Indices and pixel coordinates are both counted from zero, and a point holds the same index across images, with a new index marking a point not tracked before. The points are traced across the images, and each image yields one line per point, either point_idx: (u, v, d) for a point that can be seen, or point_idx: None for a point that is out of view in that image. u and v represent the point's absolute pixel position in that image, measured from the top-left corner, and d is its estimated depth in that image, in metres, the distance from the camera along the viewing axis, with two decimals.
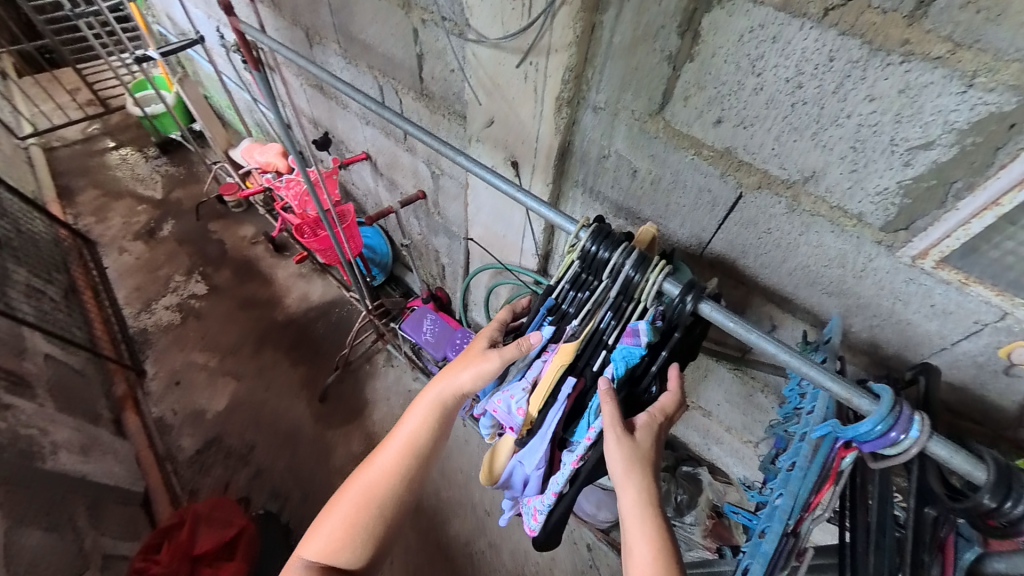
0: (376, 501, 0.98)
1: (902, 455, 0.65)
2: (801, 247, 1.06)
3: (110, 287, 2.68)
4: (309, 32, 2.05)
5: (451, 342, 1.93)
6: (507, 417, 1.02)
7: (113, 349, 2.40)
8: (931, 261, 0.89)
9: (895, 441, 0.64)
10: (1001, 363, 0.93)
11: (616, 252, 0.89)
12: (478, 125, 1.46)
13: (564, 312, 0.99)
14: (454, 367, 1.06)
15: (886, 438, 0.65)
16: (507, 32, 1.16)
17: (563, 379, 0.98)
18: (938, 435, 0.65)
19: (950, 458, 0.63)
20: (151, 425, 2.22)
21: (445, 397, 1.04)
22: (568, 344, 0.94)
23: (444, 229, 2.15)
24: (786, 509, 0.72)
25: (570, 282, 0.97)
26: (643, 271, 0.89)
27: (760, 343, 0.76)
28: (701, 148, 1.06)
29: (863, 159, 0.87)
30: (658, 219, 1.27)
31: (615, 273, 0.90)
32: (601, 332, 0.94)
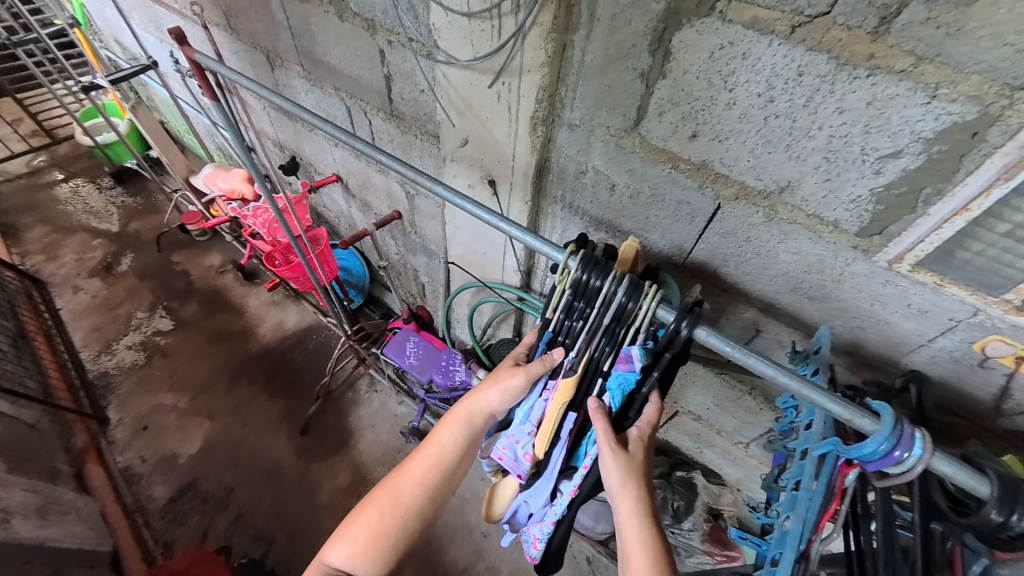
0: (398, 519, 0.92)
1: (908, 473, 0.67)
2: (781, 256, 1.06)
3: (65, 330, 2.50)
4: (269, 55, 1.99)
5: (436, 365, 1.87)
6: (514, 463, 1.11)
7: (71, 397, 2.23)
8: (908, 265, 0.89)
9: (900, 461, 0.67)
10: (977, 357, 0.92)
11: (608, 279, 0.86)
12: (452, 146, 1.43)
13: (563, 344, 0.98)
14: (483, 384, 1.02)
15: (891, 457, 0.67)
16: (478, 54, 1.14)
17: (566, 416, 1.01)
18: (940, 452, 0.67)
19: (954, 473, 0.65)
20: (117, 477, 2.07)
21: (474, 413, 1.00)
22: (567, 380, 0.95)
23: (423, 249, 2.10)
24: (797, 534, 0.77)
25: (563, 311, 0.94)
26: (636, 298, 0.85)
27: (757, 365, 0.75)
28: (678, 162, 1.06)
29: (836, 169, 0.86)
30: (639, 232, 1.26)
31: (608, 301, 0.86)
32: (597, 360, 0.93)
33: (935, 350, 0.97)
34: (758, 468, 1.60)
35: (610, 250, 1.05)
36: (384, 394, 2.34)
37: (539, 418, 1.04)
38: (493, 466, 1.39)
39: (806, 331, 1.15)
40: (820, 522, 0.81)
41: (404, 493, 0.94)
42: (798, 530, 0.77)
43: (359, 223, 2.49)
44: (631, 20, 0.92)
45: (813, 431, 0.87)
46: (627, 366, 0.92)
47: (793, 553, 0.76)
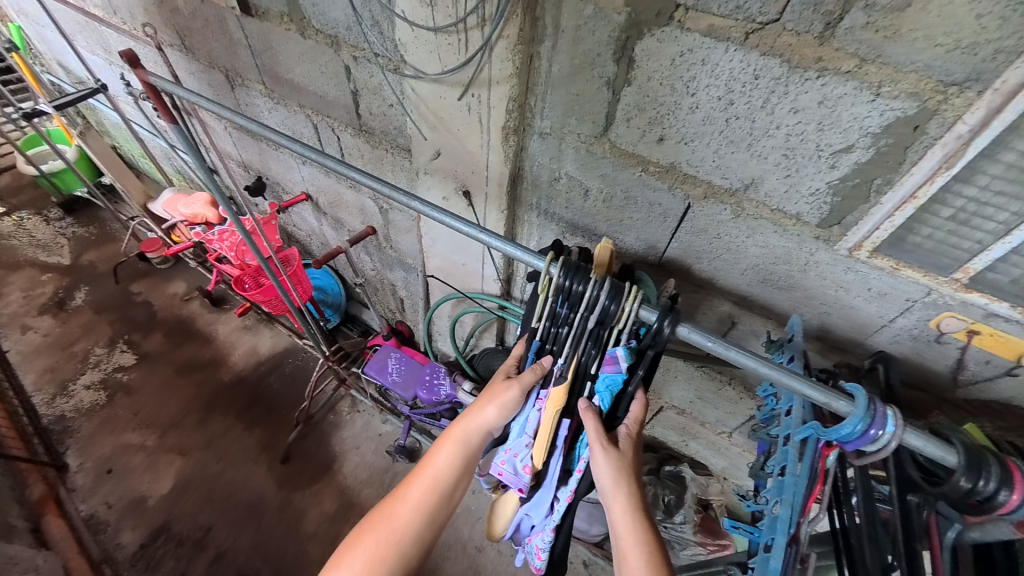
0: (396, 547, 0.89)
1: (883, 450, 0.71)
2: (750, 250, 1.10)
3: (14, 373, 2.33)
4: (229, 74, 1.94)
5: (420, 380, 1.84)
6: (514, 477, 1.10)
7: (24, 445, 2.07)
8: (866, 252, 0.94)
9: (875, 438, 0.70)
10: (932, 333, 0.98)
11: (590, 285, 0.87)
12: (425, 159, 1.43)
13: (552, 351, 0.99)
14: (478, 401, 1.01)
15: (867, 435, 0.70)
16: (446, 68, 1.15)
17: (560, 423, 1.02)
18: (911, 427, 0.71)
19: (925, 446, 0.69)
20: (80, 527, 1.93)
21: (470, 433, 0.99)
22: (558, 388, 0.95)
23: (399, 263, 2.07)
24: (787, 519, 0.80)
25: (548, 319, 0.95)
26: (619, 300, 0.86)
27: (738, 358, 0.77)
28: (648, 165, 1.10)
29: (795, 165, 0.91)
30: (614, 234, 1.29)
31: (591, 305, 0.87)
32: (585, 365, 0.95)
33: (895, 329, 1.03)
34: (742, 456, 1.64)
35: (587, 253, 1.06)
36: (368, 413, 2.27)
37: (533, 430, 1.04)
38: (492, 482, 1.42)
39: (778, 320, 1.20)
40: (808, 505, 0.83)
41: (402, 518, 0.92)
42: (787, 515, 0.80)
43: (331, 241, 2.43)
44: (594, 31, 0.95)
45: (793, 416, 0.90)
46: (613, 367, 0.94)
47: (784, 537, 0.78)
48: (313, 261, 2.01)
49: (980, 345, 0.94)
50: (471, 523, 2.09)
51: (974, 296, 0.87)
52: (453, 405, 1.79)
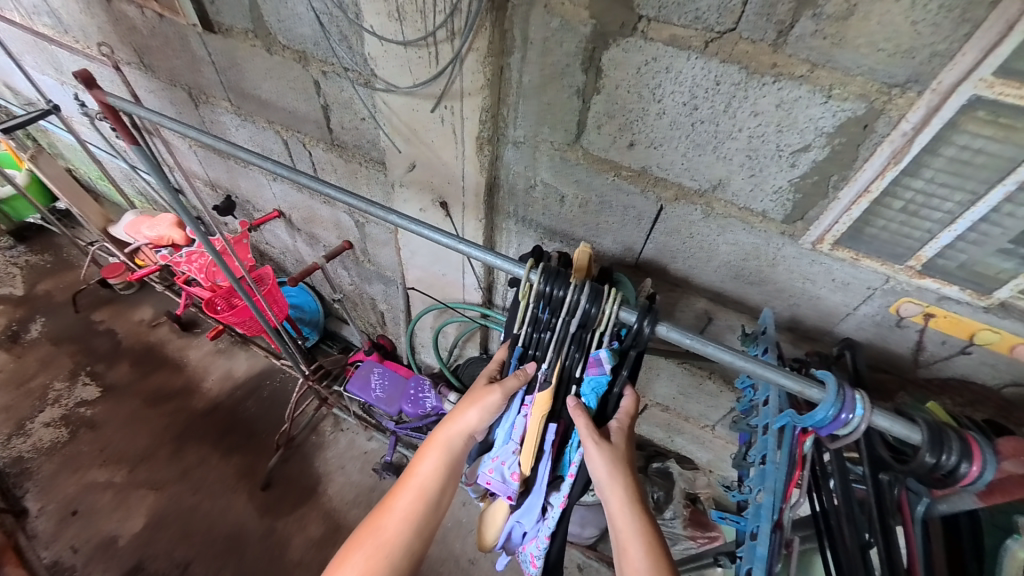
0: (385, 561, 0.87)
1: (854, 433, 0.74)
2: (722, 248, 1.14)
3: None
4: (192, 92, 1.89)
5: (404, 395, 1.81)
6: (503, 485, 1.09)
7: None
8: (828, 244, 0.99)
9: (846, 422, 0.73)
10: (893, 318, 1.04)
11: (570, 289, 0.88)
12: (400, 171, 1.42)
13: (535, 357, 0.99)
14: (461, 407, 1.01)
15: (839, 420, 0.73)
16: (418, 81, 1.16)
17: (547, 427, 1.03)
18: (879, 409, 0.74)
19: (892, 426, 0.73)
20: None
21: (454, 438, 0.99)
22: (543, 394, 0.95)
23: (378, 277, 2.05)
24: (770, 505, 0.82)
25: (531, 325, 0.95)
26: (599, 303, 0.87)
27: (715, 353, 0.79)
28: (620, 170, 1.13)
29: (759, 165, 0.96)
30: (591, 238, 1.32)
31: (573, 309, 0.88)
32: (569, 368, 0.95)
33: (859, 316, 1.08)
34: (725, 448, 1.68)
35: (566, 258, 1.07)
36: (352, 431, 2.22)
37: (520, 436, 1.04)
38: (480, 492, 1.40)
39: (751, 314, 1.24)
40: (789, 489, 0.86)
41: (390, 529, 0.90)
42: (769, 502, 0.82)
43: (306, 258, 2.38)
44: (562, 42, 0.98)
45: (770, 406, 0.93)
46: (597, 369, 0.95)
47: (768, 523, 0.80)
48: (287, 279, 1.96)
49: (937, 327, 1.00)
50: (463, 536, 2.06)
51: (927, 281, 0.93)
52: (439, 417, 1.77)
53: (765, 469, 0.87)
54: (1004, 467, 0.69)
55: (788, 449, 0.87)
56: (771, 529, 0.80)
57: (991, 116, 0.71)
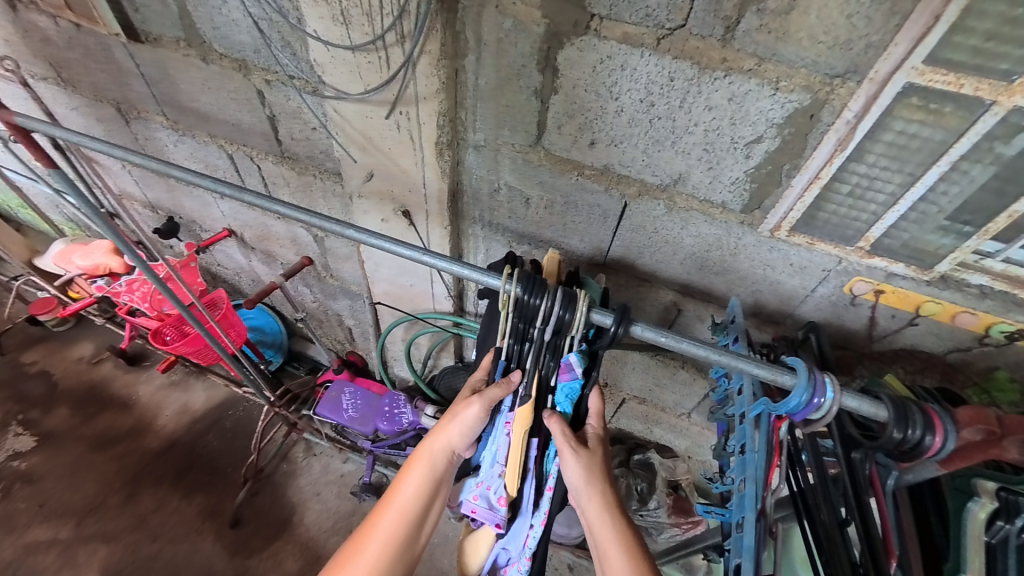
0: None
1: (826, 416, 0.76)
2: (687, 240, 1.16)
3: None
4: (121, 107, 1.74)
5: (379, 412, 1.74)
6: (489, 512, 1.06)
7: None
8: (785, 231, 1.02)
9: (819, 406, 0.75)
10: (847, 297, 1.09)
11: (545, 297, 0.86)
12: (357, 182, 1.37)
13: (513, 369, 0.97)
14: (442, 421, 0.96)
15: (812, 404, 0.76)
16: (369, 87, 1.11)
17: (529, 443, 1.01)
18: (847, 389, 0.77)
19: (860, 406, 0.76)
20: None
21: (436, 454, 0.95)
22: (524, 406, 0.94)
23: (343, 292, 1.97)
24: (754, 494, 0.84)
25: (510, 335, 0.93)
26: (572, 309, 0.86)
27: (690, 348, 0.80)
28: (583, 169, 1.13)
29: (716, 158, 0.98)
30: (559, 239, 1.31)
31: (548, 317, 0.87)
32: (545, 377, 0.95)
33: (817, 296, 1.13)
34: (701, 434, 1.72)
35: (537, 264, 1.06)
36: (325, 455, 2.11)
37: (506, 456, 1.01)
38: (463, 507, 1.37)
39: (717, 302, 1.28)
40: (772, 474, 0.88)
41: (370, 554, 0.86)
42: (752, 492, 0.84)
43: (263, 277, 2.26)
44: (516, 43, 0.96)
45: (745, 395, 0.95)
46: (570, 376, 0.96)
47: (753, 513, 0.83)
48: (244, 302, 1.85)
49: (887, 302, 1.06)
50: (451, 551, 2.01)
51: (876, 260, 0.98)
52: (417, 431, 1.71)
53: (746, 457, 0.89)
54: (964, 435, 0.73)
55: (767, 437, 0.88)
56: (756, 518, 0.82)
57: (922, 102, 0.75)
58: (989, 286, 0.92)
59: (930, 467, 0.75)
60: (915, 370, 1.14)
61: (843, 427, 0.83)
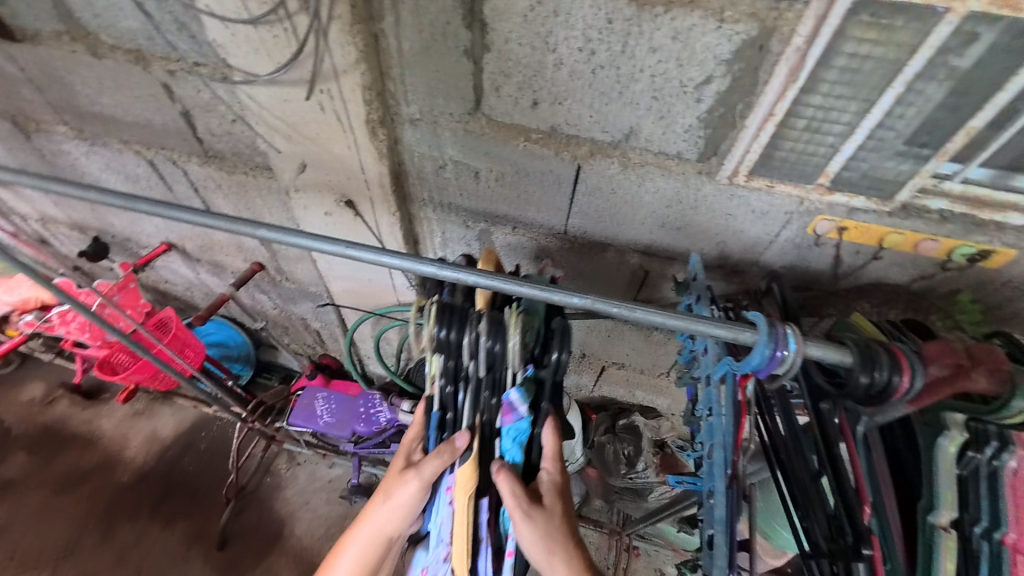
0: None
1: (791, 369, 0.73)
2: (646, 198, 1.09)
3: None
4: (15, 120, 1.55)
5: (356, 415, 1.68)
6: None
7: None
8: (743, 176, 0.96)
9: (782, 360, 0.72)
10: (811, 239, 1.04)
11: (465, 331, 0.88)
12: (291, 174, 1.26)
13: (453, 413, 0.97)
14: (377, 501, 0.97)
15: (775, 359, 0.72)
16: (280, 64, 0.99)
17: (479, 505, 0.95)
18: (810, 338, 0.74)
19: (824, 354, 0.73)
20: None
21: (369, 545, 0.97)
22: (464, 468, 0.91)
23: (302, 294, 1.86)
24: (724, 461, 0.82)
25: (443, 380, 0.94)
26: (500, 339, 0.86)
27: (645, 316, 0.75)
28: (529, 134, 1.05)
29: (666, 105, 0.91)
30: (515, 213, 1.24)
31: (475, 348, 0.87)
32: (488, 420, 0.95)
33: (782, 243, 1.08)
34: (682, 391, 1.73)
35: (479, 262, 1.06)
36: (310, 463, 2.05)
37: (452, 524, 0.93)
38: None
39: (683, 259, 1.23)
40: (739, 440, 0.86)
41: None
42: (722, 458, 0.83)
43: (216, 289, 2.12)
44: None
45: (709, 356, 0.92)
46: (513, 417, 0.93)
47: (722, 481, 0.82)
48: (194, 318, 1.72)
49: (849, 239, 1.02)
50: None
51: (837, 196, 0.94)
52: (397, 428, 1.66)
53: (713, 422, 0.87)
54: (931, 372, 0.72)
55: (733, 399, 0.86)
56: (727, 484, 0.82)
57: (872, 19, 0.70)
58: (947, 209, 0.91)
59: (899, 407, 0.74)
60: (881, 303, 1.14)
61: (812, 377, 0.85)
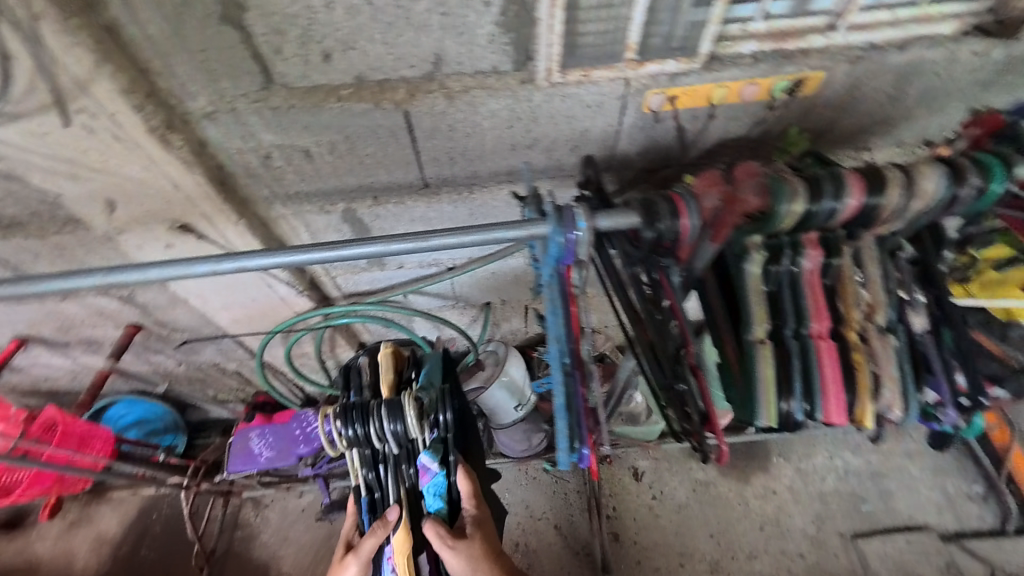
0: None
1: (586, 248, 0.77)
2: (484, 122, 1.02)
3: None
4: None
5: (295, 440, 1.55)
6: None
7: None
8: (556, 71, 0.92)
9: (577, 241, 0.76)
10: (650, 117, 1.04)
11: (363, 425, 1.04)
12: (103, 217, 1.10)
13: (379, 490, 1.14)
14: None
15: (570, 242, 0.76)
16: (5, 92, 0.82)
17: (419, 561, 1.10)
18: (598, 213, 0.78)
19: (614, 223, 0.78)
20: None
21: None
22: (398, 533, 1.06)
23: (198, 341, 1.70)
24: (559, 353, 0.88)
25: (363, 466, 1.12)
26: (398, 414, 1.04)
27: (441, 242, 0.76)
28: (338, 92, 0.95)
29: (458, 19, 0.84)
30: (367, 181, 1.15)
31: (379, 436, 1.05)
32: (409, 487, 1.13)
33: (627, 129, 1.08)
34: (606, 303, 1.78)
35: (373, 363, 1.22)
36: (277, 501, 1.95)
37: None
38: None
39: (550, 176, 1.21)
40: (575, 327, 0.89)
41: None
42: (556, 351, 0.88)
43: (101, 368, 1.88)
44: None
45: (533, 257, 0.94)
46: (429, 476, 1.12)
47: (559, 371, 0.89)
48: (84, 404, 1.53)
49: (681, 106, 1.03)
50: None
51: (649, 66, 0.94)
52: None
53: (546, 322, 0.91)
54: (708, 205, 0.79)
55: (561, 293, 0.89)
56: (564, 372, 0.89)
57: None
58: (758, 51, 0.95)
59: (707, 246, 0.81)
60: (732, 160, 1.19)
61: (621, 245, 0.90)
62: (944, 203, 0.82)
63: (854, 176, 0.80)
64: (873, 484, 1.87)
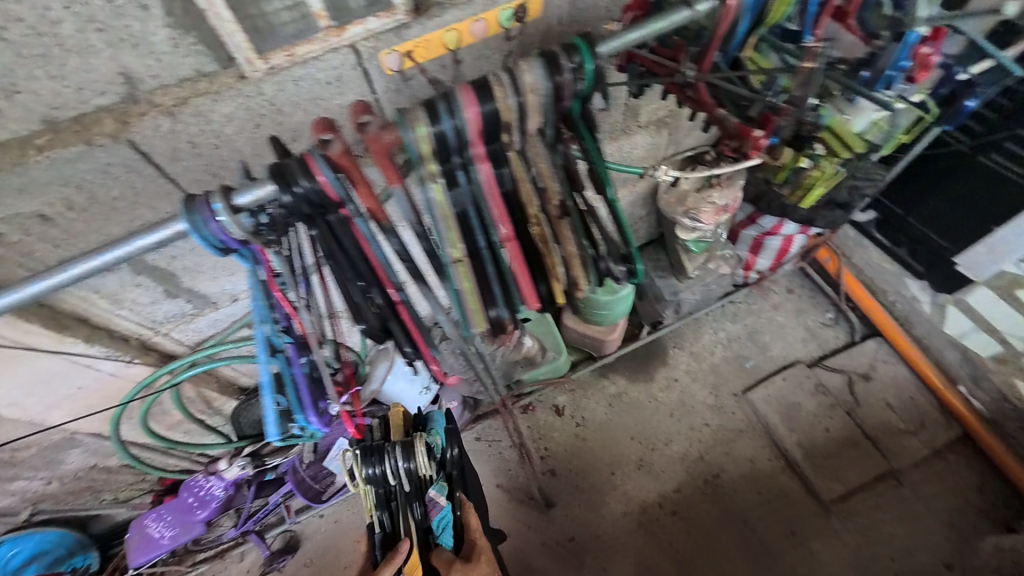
0: None
1: (237, 230, 0.76)
2: (227, 129, 0.97)
3: None
4: None
5: (190, 507, 1.59)
6: None
7: None
8: (264, 59, 0.89)
9: (219, 223, 0.74)
10: (398, 79, 1.04)
11: (376, 463, 1.09)
12: None
13: (391, 524, 1.16)
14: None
15: (212, 229, 0.75)
16: None
17: None
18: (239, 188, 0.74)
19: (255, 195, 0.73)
20: None
21: None
22: (411, 563, 1.08)
23: (50, 450, 1.52)
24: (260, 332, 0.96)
25: (379, 507, 1.14)
26: (411, 458, 1.09)
27: (97, 262, 0.78)
28: (33, 143, 0.85)
29: (121, 29, 0.77)
30: (136, 226, 1.06)
31: (393, 474, 1.10)
32: (416, 522, 1.15)
33: (385, 97, 1.06)
34: None
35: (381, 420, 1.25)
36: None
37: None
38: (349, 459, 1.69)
39: None
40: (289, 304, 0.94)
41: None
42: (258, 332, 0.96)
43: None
44: None
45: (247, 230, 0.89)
46: (437, 509, 1.18)
47: (261, 353, 0.98)
48: None
49: (423, 60, 1.02)
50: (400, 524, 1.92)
51: (360, 28, 0.92)
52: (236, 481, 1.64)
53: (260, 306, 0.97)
54: (334, 150, 0.69)
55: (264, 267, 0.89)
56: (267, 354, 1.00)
57: None
58: None
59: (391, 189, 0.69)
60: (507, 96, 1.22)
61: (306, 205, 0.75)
62: (552, 92, 0.69)
63: (463, 90, 0.66)
64: (751, 342, 2.16)
